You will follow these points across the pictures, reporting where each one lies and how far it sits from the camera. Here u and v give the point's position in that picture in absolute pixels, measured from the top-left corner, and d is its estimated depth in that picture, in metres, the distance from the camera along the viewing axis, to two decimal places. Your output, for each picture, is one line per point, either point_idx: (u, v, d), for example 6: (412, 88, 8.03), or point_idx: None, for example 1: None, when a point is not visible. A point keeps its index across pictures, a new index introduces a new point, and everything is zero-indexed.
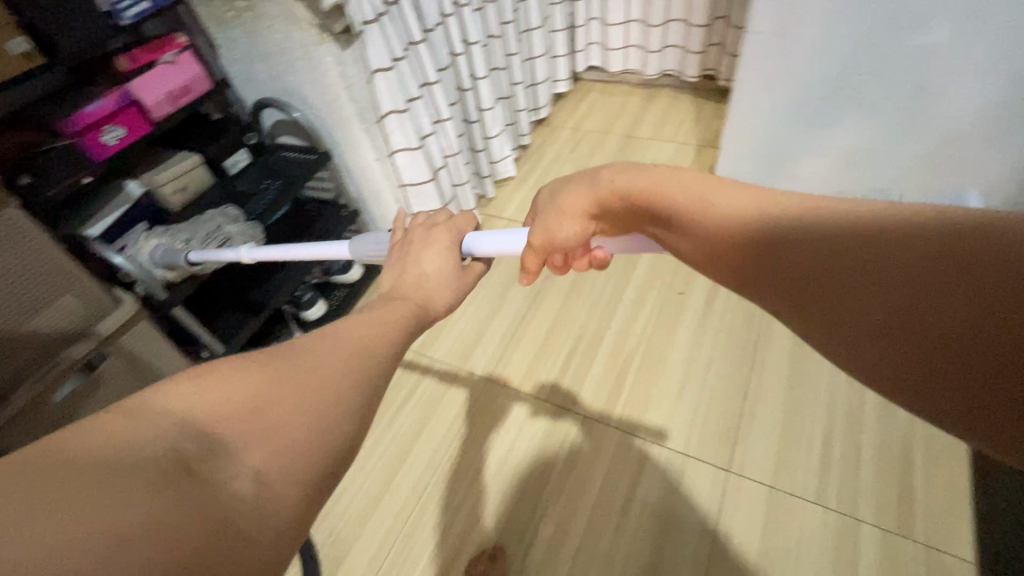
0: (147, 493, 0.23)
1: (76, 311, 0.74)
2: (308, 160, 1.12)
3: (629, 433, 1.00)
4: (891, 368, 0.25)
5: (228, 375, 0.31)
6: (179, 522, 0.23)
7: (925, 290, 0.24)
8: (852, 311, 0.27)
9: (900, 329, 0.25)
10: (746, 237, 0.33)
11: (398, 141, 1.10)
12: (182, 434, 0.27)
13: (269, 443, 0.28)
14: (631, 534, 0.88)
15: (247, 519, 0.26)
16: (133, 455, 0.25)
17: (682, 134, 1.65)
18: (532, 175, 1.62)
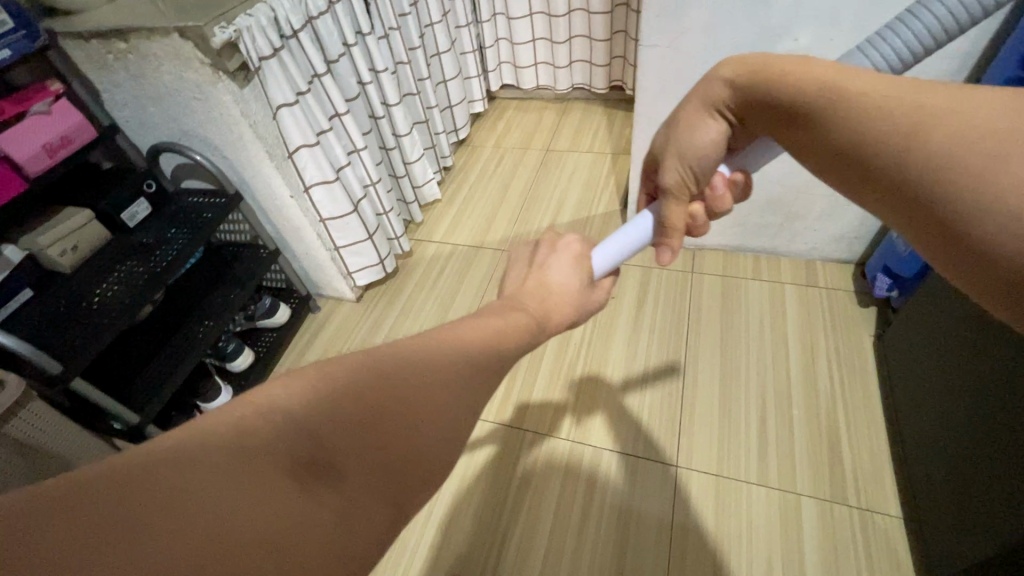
0: (248, 497, 0.23)
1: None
2: (216, 205, 1.06)
3: (580, 443, 1.00)
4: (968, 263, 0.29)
5: (319, 389, 0.28)
6: (270, 532, 0.22)
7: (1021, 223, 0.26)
8: (968, 232, 0.28)
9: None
10: (882, 158, 0.32)
11: (313, 176, 1.07)
12: (302, 436, 0.26)
13: (340, 461, 0.26)
14: (592, 542, 0.88)
15: (323, 539, 0.23)
16: (248, 450, 0.24)
17: (598, 143, 1.72)
18: (458, 195, 1.62)
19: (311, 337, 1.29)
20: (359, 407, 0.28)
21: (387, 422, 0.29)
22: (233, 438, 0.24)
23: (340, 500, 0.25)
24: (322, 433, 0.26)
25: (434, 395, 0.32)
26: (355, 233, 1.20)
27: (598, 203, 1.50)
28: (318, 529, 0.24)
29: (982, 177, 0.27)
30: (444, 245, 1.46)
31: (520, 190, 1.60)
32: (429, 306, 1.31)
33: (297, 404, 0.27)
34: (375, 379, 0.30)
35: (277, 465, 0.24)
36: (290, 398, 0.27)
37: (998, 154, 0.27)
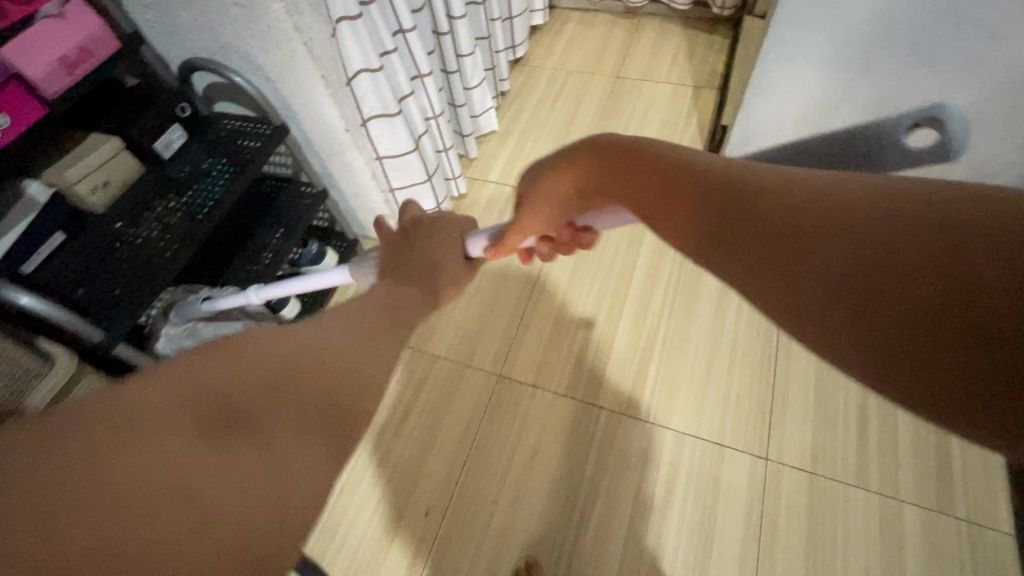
0: (175, 451, 0.25)
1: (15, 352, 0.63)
2: (261, 134, 0.91)
3: (660, 425, 0.94)
4: (860, 342, 0.19)
5: (230, 346, 0.30)
6: (204, 483, 0.24)
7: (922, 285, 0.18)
8: (824, 291, 0.20)
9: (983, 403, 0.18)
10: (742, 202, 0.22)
11: (372, 106, 0.91)
12: (212, 403, 0.27)
13: (244, 413, 0.27)
14: (675, 532, 0.85)
15: (262, 497, 0.25)
16: (157, 410, 0.26)
17: (676, 72, 1.50)
18: (517, 125, 1.44)
19: None
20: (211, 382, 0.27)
21: (309, 372, 0.30)
22: (130, 436, 0.25)
23: (249, 468, 0.25)
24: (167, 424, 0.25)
25: (321, 358, 0.31)
26: (413, 173, 1.06)
27: None
28: (252, 478, 0.25)
29: (846, 216, 0.19)
30: (502, 187, 1.31)
31: (587, 124, 1.41)
32: None
33: (208, 375, 0.28)
34: (270, 353, 0.30)
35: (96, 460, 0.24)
36: (128, 392, 0.27)
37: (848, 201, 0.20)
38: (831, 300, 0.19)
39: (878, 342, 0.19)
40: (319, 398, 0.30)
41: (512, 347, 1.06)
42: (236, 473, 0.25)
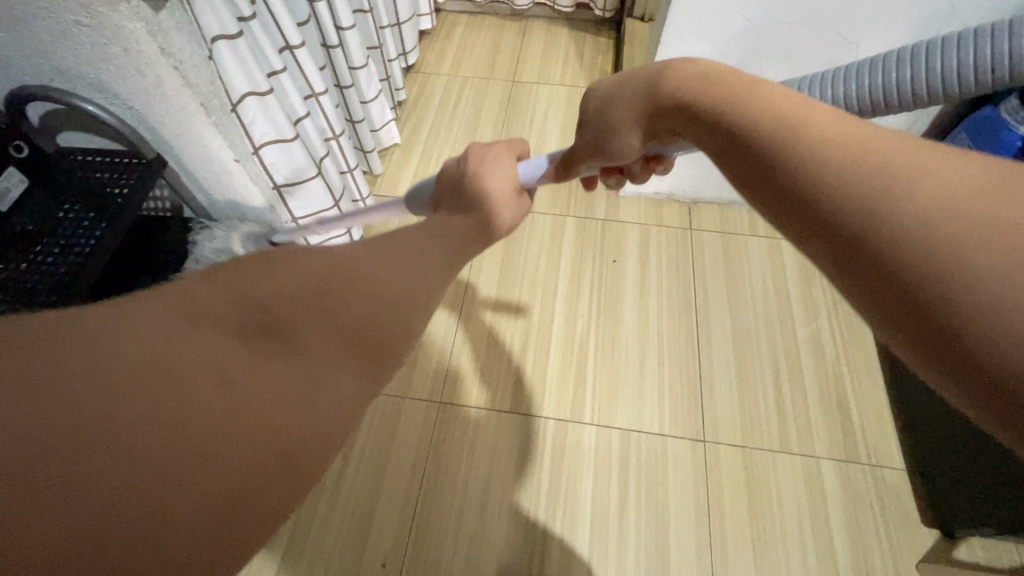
0: (222, 354, 0.28)
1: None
2: (131, 172, 0.77)
3: (605, 425, 0.96)
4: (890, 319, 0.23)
5: (272, 269, 0.33)
6: (245, 390, 0.28)
7: (938, 276, 0.21)
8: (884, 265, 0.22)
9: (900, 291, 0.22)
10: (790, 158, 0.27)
11: (264, 133, 0.83)
12: (247, 309, 0.31)
13: (286, 327, 0.31)
14: (634, 528, 0.88)
15: (294, 404, 0.29)
16: (201, 315, 0.30)
17: (569, 74, 1.53)
18: (419, 136, 1.38)
19: None
20: (231, 306, 0.31)
21: (342, 314, 0.32)
22: (172, 337, 0.28)
23: (284, 379, 0.29)
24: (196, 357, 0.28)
25: (377, 275, 0.35)
26: (318, 199, 0.98)
27: None
28: (285, 393, 0.29)
29: (905, 209, 0.23)
30: None
31: (491, 130, 1.40)
32: None
33: (242, 292, 0.31)
34: (309, 281, 0.32)
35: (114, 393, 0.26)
36: (146, 314, 0.29)
37: (914, 191, 0.23)
38: (874, 275, 0.23)
39: (900, 323, 0.22)
40: (357, 331, 0.33)
41: (448, 370, 1.02)
42: (277, 379, 0.29)
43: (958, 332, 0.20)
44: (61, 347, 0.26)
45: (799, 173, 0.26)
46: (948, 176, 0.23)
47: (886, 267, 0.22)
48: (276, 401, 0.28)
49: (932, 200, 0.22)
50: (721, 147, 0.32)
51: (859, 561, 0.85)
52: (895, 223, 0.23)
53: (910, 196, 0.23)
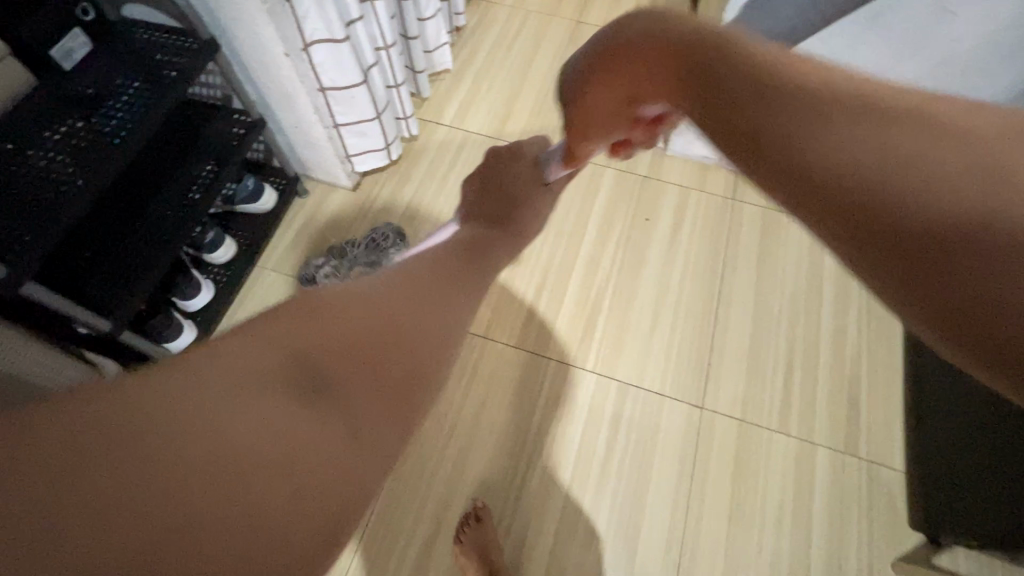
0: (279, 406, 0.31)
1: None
2: (185, 51, 0.79)
3: (606, 376, 0.97)
4: (883, 267, 0.20)
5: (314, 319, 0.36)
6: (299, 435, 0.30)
7: (939, 220, 0.19)
8: (875, 213, 0.20)
9: (875, 216, 0.20)
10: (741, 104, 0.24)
11: (315, 30, 0.83)
12: (301, 363, 0.33)
13: (332, 380, 0.34)
14: (615, 475, 0.90)
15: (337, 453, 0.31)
16: (248, 373, 0.32)
17: None
18: (471, 65, 1.35)
19: (301, 227, 1.12)
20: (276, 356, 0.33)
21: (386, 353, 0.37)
22: (232, 404, 0.30)
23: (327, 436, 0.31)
24: (262, 398, 0.31)
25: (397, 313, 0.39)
26: (361, 108, 0.98)
27: None
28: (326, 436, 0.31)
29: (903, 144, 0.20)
30: (456, 130, 1.25)
31: (546, 69, 1.35)
32: (438, 209, 1.15)
33: (282, 350, 0.33)
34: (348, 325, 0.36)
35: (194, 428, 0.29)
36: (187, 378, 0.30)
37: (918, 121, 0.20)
38: (862, 224, 0.20)
39: (899, 268, 0.19)
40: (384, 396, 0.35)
41: None
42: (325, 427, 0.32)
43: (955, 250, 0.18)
44: (101, 440, 0.27)
45: (733, 97, 0.24)
46: (899, 99, 0.21)
47: (852, 186, 0.20)
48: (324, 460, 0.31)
49: (904, 112, 0.21)
50: (649, 94, 0.30)
51: (834, 547, 0.85)
52: (862, 143, 0.20)
53: (887, 109, 0.21)
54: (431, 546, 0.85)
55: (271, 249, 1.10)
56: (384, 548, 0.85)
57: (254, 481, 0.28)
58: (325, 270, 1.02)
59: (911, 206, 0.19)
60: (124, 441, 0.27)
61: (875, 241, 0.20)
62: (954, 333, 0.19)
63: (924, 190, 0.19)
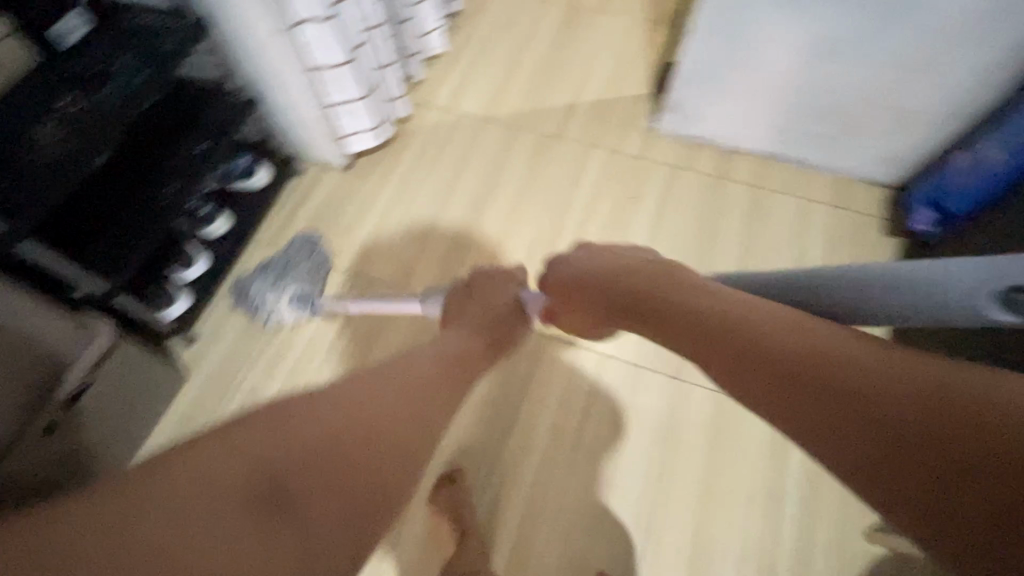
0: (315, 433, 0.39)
1: (34, 323, 0.70)
2: (180, 31, 0.85)
3: (585, 349, 0.99)
4: (877, 457, 0.31)
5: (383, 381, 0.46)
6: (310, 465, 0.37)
7: (896, 416, 0.31)
8: (857, 412, 0.32)
9: (828, 416, 0.34)
10: (759, 345, 0.40)
11: (302, 8, 0.86)
12: (347, 388, 0.44)
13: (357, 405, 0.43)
14: (591, 443, 0.91)
15: (331, 498, 0.37)
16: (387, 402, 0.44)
17: (634, 5, 1.45)
18: (467, 49, 1.37)
19: (295, 206, 1.16)
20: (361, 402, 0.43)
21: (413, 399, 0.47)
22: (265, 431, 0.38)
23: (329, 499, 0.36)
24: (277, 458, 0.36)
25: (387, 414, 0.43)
26: (350, 87, 1.01)
27: (629, 82, 1.31)
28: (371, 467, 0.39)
29: (854, 371, 0.34)
30: (448, 113, 1.27)
31: (539, 52, 1.37)
32: (428, 189, 1.18)
33: (366, 402, 0.43)
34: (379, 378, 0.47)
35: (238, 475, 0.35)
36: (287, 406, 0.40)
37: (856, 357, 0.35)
38: (852, 418, 0.33)
39: (885, 460, 0.30)
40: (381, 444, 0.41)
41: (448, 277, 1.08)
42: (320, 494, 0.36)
43: (896, 445, 0.30)
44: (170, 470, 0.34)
45: (753, 347, 0.40)
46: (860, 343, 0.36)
47: (837, 418, 0.33)
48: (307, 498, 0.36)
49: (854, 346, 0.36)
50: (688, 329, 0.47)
51: (805, 522, 0.86)
52: (847, 364, 0.35)
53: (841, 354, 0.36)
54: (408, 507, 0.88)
55: (266, 226, 1.14)
56: None
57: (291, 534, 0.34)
58: (257, 301, 1.00)
59: (837, 411, 0.33)
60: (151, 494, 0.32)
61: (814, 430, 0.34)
62: (919, 506, 0.29)
63: (838, 393, 0.34)
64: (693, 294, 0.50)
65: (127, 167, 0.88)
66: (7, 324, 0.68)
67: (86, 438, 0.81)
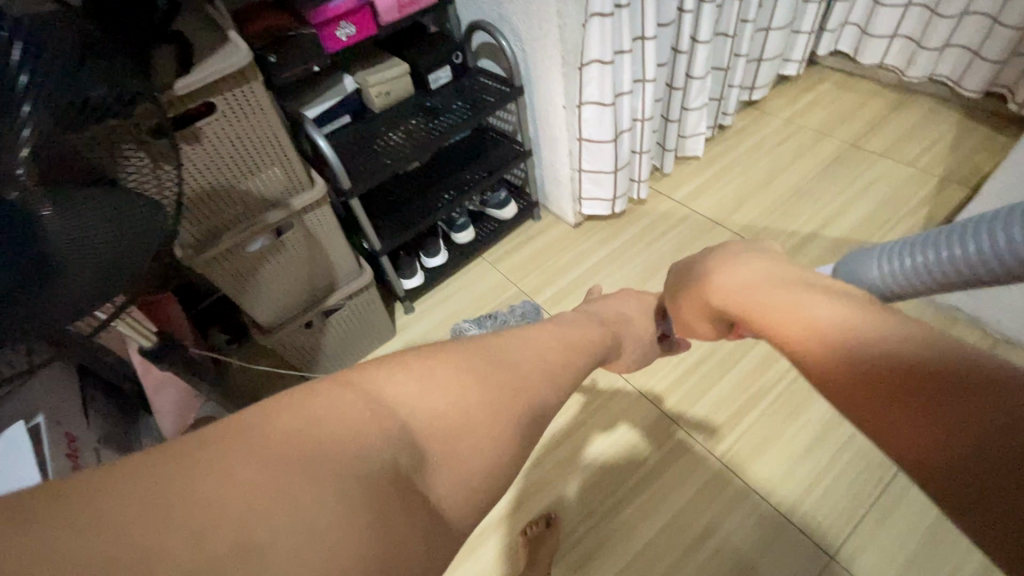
0: (485, 382, 0.39)
1: (337, 254, 0.99)
2: (501, 92, 1.13)
3: (729, 470, 0.92)
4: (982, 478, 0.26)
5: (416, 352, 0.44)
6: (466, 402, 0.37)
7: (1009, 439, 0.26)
8: (957, 420, 0.28)
9: (959, 455, 0.27)
10: (881, 358, 0.32)
11: (591, 94, 1.07)
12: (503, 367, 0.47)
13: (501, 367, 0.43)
14: (697, 565, 0.85)
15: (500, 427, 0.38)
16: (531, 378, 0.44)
17: (926, 158, 1.33)
18: (722, 159, 1.45)
19: (524, 240, 1.37)
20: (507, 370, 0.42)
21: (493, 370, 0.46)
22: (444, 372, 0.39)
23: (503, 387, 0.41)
24: (455, 439, 0.35)
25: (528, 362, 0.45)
26: (603, 161, 1.19)
27: (888, 230, 1.20)
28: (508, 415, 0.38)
29: (928, 369, 0.30)
30: (682, 206, 1.36)
31: (795, 178, 1.36)
32: (636, 264, 1.27)
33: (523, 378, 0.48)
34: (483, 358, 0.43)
35: (395, 426, 0.33)
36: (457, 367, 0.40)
37: (923, 365, 0.30)
38: (941, 422, 0.28)
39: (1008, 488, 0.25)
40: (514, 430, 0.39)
41: None
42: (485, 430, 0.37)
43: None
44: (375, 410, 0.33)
45: (872, 357, 0.33)
46: (918, 352, 0.31)
47: (936, 418, 0.28)
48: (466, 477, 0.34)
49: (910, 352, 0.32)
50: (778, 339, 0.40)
51: None
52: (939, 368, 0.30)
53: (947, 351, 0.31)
54: (502, 523, 0.93)
55: (498, 249, 1.38)
56: None
57: (449, 474, 0.33)
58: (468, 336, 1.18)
59: (955, 424, 0.28)
60: (342, 416, 0.31)
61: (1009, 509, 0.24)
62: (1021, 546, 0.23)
63: (949, 391, 0.29)
64: (792, 283, 0.42)
65: (428, 175, 1.20)
66: (325, 251, 0.96)
67: (325, 342, 1.09)
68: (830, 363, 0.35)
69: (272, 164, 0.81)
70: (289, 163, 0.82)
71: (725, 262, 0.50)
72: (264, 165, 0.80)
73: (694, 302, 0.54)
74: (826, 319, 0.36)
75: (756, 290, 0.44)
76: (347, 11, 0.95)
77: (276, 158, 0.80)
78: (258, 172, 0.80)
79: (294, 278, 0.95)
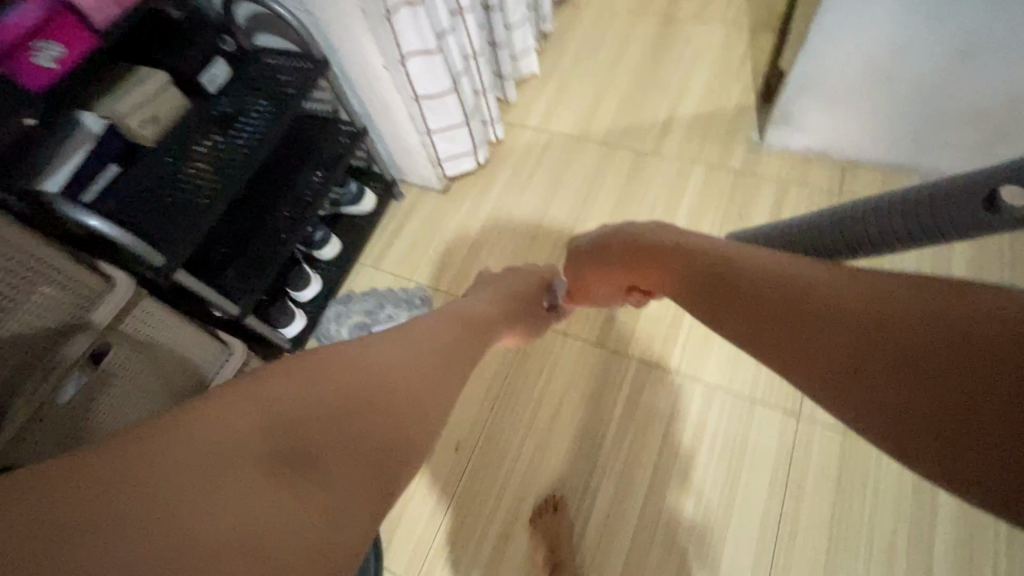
0: (392, 348, 0.33)
1: (188, 347, 0.77)
2: (303, 70, 0.92)
3: (689, 377, 0.94)
4: (873, 386, 0.20)
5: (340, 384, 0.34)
6: (368, 361, 0.30)
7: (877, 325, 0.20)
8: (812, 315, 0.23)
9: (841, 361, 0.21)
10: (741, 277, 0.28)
11: (411, 43, 0.89)
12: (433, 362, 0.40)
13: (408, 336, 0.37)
14: (698, 479, 0.87)
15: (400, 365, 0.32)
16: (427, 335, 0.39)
17: (733, 12, 1.38)
18: (558, 69, 1.37)
19: (396, 228, 1.21)
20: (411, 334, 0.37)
21: None
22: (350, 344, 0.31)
23: (397, 335, 0.35)
24: (385, 394, 0.29)
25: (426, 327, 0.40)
26: (451, 114, 1.04)
27: (729, 92, 1.24)
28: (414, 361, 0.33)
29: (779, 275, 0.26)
30: (541, 133, 1.28)
31: (632, 67, 1.33)
32: (523, 210, 1.19)
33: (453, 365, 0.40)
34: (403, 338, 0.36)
35: (288, 422, 0.24)
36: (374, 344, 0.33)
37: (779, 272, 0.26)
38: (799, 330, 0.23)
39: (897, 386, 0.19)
40: (386, 408, 0.28)
41: None
42: (394, 371, 0.31)
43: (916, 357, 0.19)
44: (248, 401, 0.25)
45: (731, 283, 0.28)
46: (773, 263, 0.27)
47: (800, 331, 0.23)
48: (386, 416, 0.28)
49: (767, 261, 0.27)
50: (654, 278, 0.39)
51: None
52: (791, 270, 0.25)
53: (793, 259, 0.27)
54: (508, 532, 0.88)
55: (373, 248, 1.20)
56: (465, 528, 0.89)
57: (371, 447, 0.26)
58: (336, 325, 1.09)
59: (821, 326, 0.22)
60: (219, 427, 0.23)
61: (900, 422, 0.19)
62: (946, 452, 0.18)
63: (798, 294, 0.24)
64: (659, 230, 0.41)
65: (257, 199, 0.97)
66: (170, 353, 0.74)
67: None
68: (702, 293, 0.31)
69: (36, 282, 0.56)
70: (60, 271, 0.58)
71: (617, 226, 0.50)
72: (23, 290, 0.55)
73: (596, 265, 0.54)
74: (697, 255, 0.33)
75: (638, 235, 0.44)
76: (37, 23, 0.65)
77: (36, 273, 0.56)
78: (18, 301, 0.55)
79: (147, 405, 0.71)
